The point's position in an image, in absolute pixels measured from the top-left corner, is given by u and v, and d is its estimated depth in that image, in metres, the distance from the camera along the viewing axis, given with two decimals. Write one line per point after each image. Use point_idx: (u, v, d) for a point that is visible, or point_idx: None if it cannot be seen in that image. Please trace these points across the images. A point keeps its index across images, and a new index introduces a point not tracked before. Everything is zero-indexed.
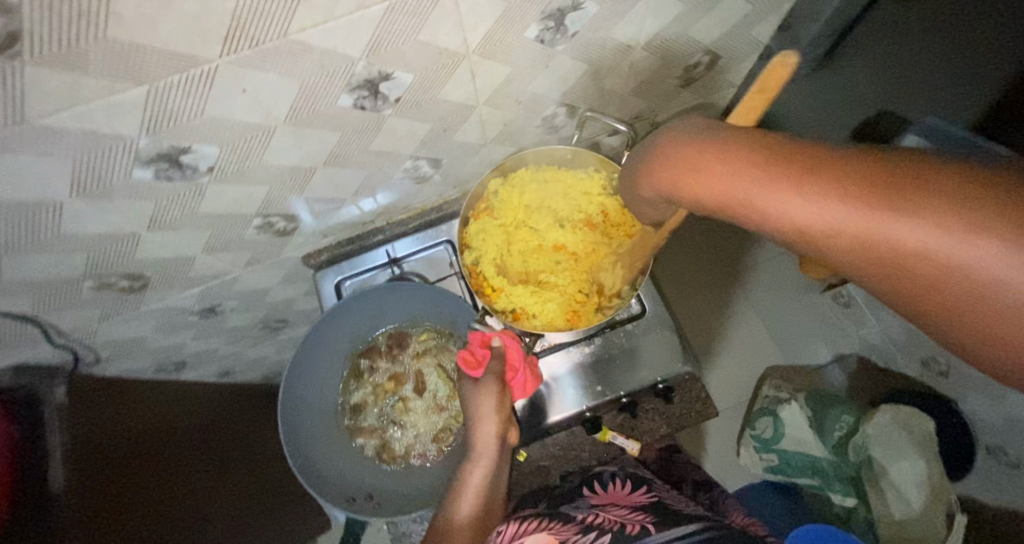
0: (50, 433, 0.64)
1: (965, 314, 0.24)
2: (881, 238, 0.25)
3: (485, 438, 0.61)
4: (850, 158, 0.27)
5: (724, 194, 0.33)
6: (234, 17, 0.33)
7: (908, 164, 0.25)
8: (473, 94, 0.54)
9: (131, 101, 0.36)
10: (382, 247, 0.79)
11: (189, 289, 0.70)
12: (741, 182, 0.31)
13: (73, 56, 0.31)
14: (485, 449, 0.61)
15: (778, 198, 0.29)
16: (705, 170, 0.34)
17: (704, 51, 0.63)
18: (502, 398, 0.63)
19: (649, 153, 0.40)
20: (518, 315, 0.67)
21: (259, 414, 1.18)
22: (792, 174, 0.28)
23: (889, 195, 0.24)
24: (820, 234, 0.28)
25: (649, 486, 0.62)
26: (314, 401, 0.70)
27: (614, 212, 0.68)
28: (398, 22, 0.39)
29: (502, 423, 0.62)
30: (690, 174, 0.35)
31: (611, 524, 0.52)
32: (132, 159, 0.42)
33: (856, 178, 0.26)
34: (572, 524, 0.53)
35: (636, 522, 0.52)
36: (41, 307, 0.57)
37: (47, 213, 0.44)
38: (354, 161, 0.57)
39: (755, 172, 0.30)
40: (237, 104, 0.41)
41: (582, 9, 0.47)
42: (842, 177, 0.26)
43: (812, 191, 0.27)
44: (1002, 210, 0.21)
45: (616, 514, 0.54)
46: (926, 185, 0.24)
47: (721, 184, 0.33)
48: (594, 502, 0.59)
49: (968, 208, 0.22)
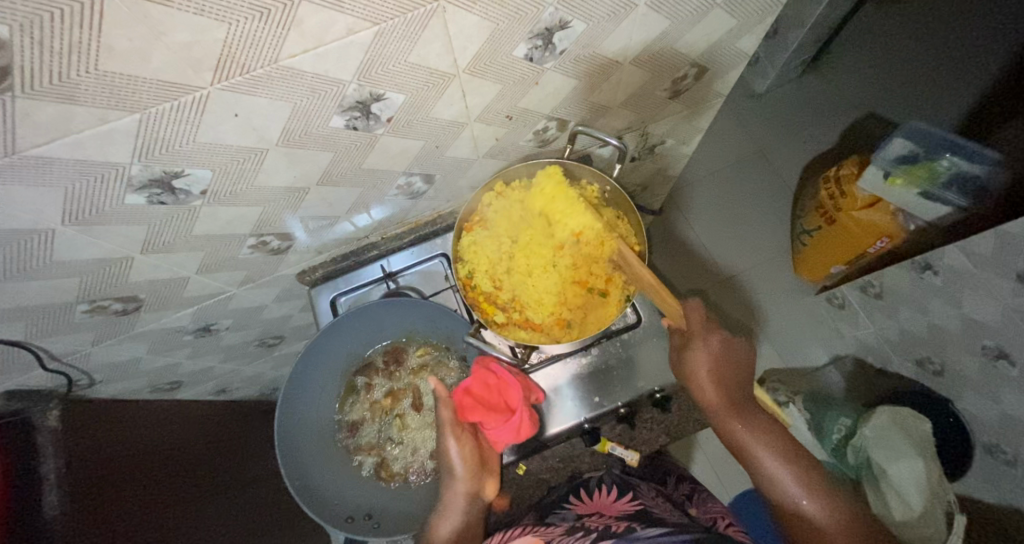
0: (44, 458, 0.65)
1: None
2: (812, 509, 0.57)
3: (451, 488, 0.62)
4: (829, 491, 0.58)
5: (771, 464, 0.60)
6: (225, 45, 0.33)
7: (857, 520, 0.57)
8: (464, 112, 0.54)
9: (122, 130, 0.36)
10: (378, 262, 0.79)
11: (183, 309, 0.70)
12: (785, 466, 0.59)
13: (65, 89, 0.31)
14: (450, 499, 0.62)
15: (803, 486, 0.58)
16: (748, 417, 0.63)
17: (691, 64, 0.64)
18: (469, 446, 0.64)
19: (729, 383, 0.65)
20: (518, 325, 0.68)
21: (256, 433, 1.18)
22: (791, 462, 0.60)
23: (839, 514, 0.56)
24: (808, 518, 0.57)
25: (633, 493, 0.66)
26: (311, 421, 0.70)
27: (611, 222, 0.69)
28: (389, 45, 0.40)
29: (471, 469, 0.63)
30: (755, 429, 0.62)
31: (597, 526, 0.56)
32: (125, 186, 0.42)
33: (835, 504, 0.57)
34: (558, 529, 0.58)
35: (622, 524, 0.56)
36: (33, 332, 0.57)
37: (39, 240, 0.44)
38: (347, 179, 0.57)
39: (794, 464, 0.60)
40: (229, 129, 0.41)
41: (569, 28, 0.47)
42: (831, 501, 0.57)
43: (818, 498, 0.57)
44: None
45: (602, 519, 0.58)
46: (837, 502, 0.57)
47: (770, 453, 0.60)
48: (580, 511, 0.62)
49: None
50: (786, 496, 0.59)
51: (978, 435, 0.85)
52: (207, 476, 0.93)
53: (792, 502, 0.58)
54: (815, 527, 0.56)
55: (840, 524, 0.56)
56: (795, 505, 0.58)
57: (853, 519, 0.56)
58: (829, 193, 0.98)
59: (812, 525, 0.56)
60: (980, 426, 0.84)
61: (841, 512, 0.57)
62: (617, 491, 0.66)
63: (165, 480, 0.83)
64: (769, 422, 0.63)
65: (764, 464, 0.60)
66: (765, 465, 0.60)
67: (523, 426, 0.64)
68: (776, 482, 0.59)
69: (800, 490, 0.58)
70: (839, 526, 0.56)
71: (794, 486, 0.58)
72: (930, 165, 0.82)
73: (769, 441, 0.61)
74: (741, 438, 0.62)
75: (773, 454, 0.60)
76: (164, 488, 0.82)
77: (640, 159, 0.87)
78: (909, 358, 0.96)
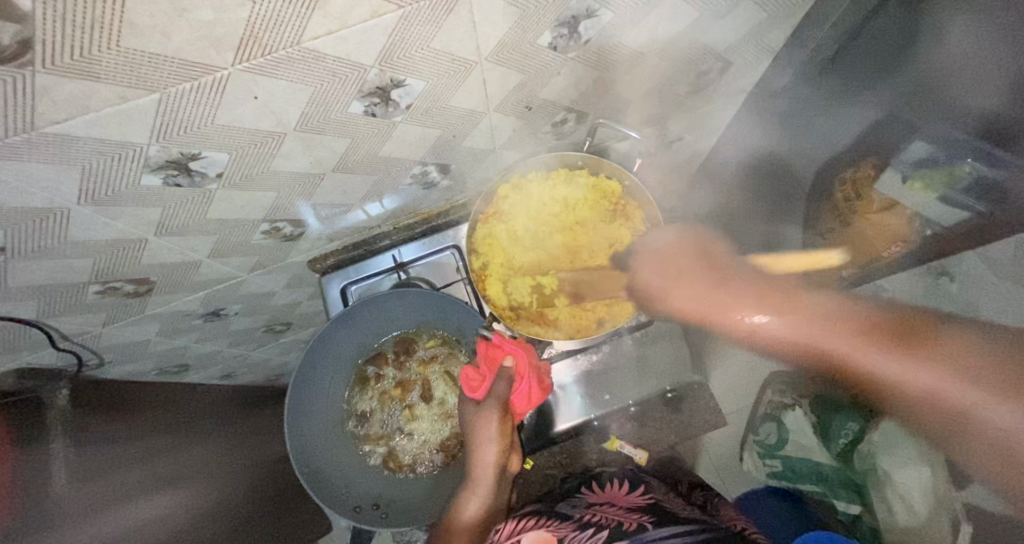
0: (54, 435, 0.65)
1: (956, 424, 0.45)
2: (903, 373, 0.49)
3: (483, 467, 0.59)
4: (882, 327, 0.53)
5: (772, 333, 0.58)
6: (248, 24, 0.33)
7: (913, 333, 0.52)
8: (483, 101, 0.53)
9: (141, 109, 0.36)
10: (389, 252, 0.78)
11: (194, 292, 0.69)
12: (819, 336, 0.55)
13: (87, 65, 0.31)
14: (483, 477, 0.59)
15: (807, 330, 0.56)
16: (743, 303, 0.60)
17: (716, 58, 0.63)
18: (503, 427, 0.60)
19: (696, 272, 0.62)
20: (533, 320, 0.67)
21: (261, 419, 1.18)
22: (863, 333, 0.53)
23: (890, 357, 0.50)
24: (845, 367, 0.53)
25: (646, 486, 0.65)
26: (320, 408, 0.70)
27: (628, 216, 0.69)
28: (412, 28, 0.39)
29: (503, 449, 0.60)
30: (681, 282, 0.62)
31: (609, 522, 0.55)
32: (142, 167, 0.42)
33: (897, 345, 0.51)
34: (570, 521, 0.57)
35: (634, 521, 0.55)
36: (45, 310, 0.57)
37: (54, 219, 0.43)
38: (362, 167, 0.57)
39: (814, 329, 0.56)
40: (248, 111, 0.41)
41: (596, 16, 0.46)
42: (885, 348, 0.51)
43: (820, 334, 0.56)
44: (961, 368, 0.47)
45: (614, 513, 0.58)
46: (879, 341, 0.52)
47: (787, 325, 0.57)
48: (592, 501, 0.62)
49: (961, 373, 0.46)
50: (853, 365, 0.52)
51: None
52: (213, 461, 0.94)
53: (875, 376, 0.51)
54: (937, 396, 0.47)
55: (952, 375, 0.46)
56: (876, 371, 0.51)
57: (966, 362, 0.47)
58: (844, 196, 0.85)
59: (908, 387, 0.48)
60: None
61: (885, 348, 0.51)
62: (629, 485, 0.65)
63: (171, 462, 0.83)
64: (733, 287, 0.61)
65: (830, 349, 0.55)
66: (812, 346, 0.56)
67: (535, 394, 0.64)
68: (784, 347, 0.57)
69: (817, 338, 0.55)
70: (950, 377, 0.46)
71: (866, 355, 0.52)
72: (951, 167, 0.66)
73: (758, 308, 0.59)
74: (734, 319, 0.60)
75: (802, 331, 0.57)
76: (170, 471, 0.82)
77: (657, 154, 0.86)
78: None
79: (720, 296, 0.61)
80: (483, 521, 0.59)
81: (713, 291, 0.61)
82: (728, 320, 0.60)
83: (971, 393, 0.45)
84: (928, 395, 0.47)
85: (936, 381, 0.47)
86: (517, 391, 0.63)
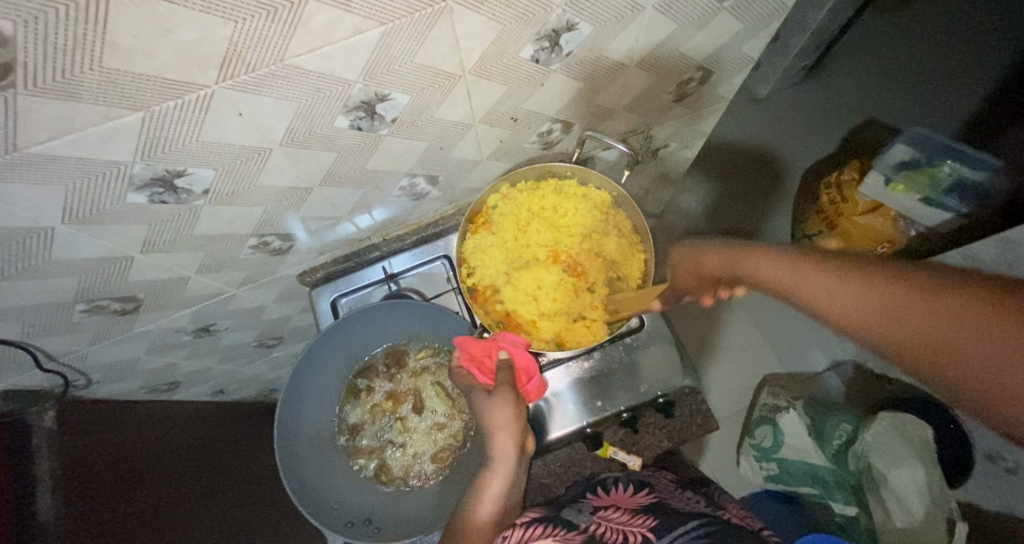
0: (39, 458, 0.65)
1: (977, 383, 0.30)
2: (925, 324, 0.33)
3: (503, 442, 0.58)
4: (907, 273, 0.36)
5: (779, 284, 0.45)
6: (231, 43, 0.33)
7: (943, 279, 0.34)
8: (469, 113, 0.54)
9: (125, 129, 0.36)
10: (380, 263, 0.78)
11: (182, 309, 0.69)
12: (812, 284, 0.41)
13: (69, 86, 0.31)
14: (504, 453, 0.58)
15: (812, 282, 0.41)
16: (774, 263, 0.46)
17: (696, 67, 0.64)
18: (518, 405, 0.61)
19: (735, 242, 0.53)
20: (511, 325, 0.68)
21: (251, 435, 1.17)
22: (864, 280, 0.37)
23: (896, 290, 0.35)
24: (842, 311, 0.38)
25: (651, 488, 0.64)
26: (310, 422, 0.69)
27: (621, 230, 0.69)
28: (395, 45, 0.39)
29: (519, 430, 0.59)
30: (741, 258, 0.51)
31: (616, 533, 0.53)
32: (127, 185, 0.42)
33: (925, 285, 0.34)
34: (577, 532, 0.54)
35: (638, 531, 0.53)
36: (31, 331, 0.56)
37: (38, 239, 0.43)
38: (349, 180, 0.57)
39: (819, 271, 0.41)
40: (232, 127, 0.41)
41: (576, 30, 0.47)
42: (898, 281, 0.36)
43: (839, 278, 0.39)
44: (989, 307, 0.30)
45: (619, 521, 0.55)
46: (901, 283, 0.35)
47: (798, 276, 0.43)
48: (597, 505, 0.61)
49: (970, 313, 0.31)
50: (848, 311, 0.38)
51: None
52: (206, 478, 0.93)
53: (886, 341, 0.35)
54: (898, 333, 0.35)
55: (987, 312, 0.30)
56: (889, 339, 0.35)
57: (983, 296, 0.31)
58: (830, 198, 0.97)
59: (939, 348, 0.32)
60: None
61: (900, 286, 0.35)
62: (635, 488, 0.64)
63: (162, 481, 0.82)
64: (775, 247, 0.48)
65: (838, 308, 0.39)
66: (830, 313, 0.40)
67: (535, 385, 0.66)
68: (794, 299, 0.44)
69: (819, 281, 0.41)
70: (925, 301, 0.33)
71: (836, 287, 0.39)
72: (933, 172, 0.86)
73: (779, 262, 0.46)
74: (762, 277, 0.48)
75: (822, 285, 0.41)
76: (162, 491, 0.82)
77: (643, 162, 0.87)
78: None
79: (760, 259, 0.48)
80: (499, 515, 0.55)
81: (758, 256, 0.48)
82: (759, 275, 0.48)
83: (969, 338, 0.31)
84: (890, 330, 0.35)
85: (970, 333, 0.31)
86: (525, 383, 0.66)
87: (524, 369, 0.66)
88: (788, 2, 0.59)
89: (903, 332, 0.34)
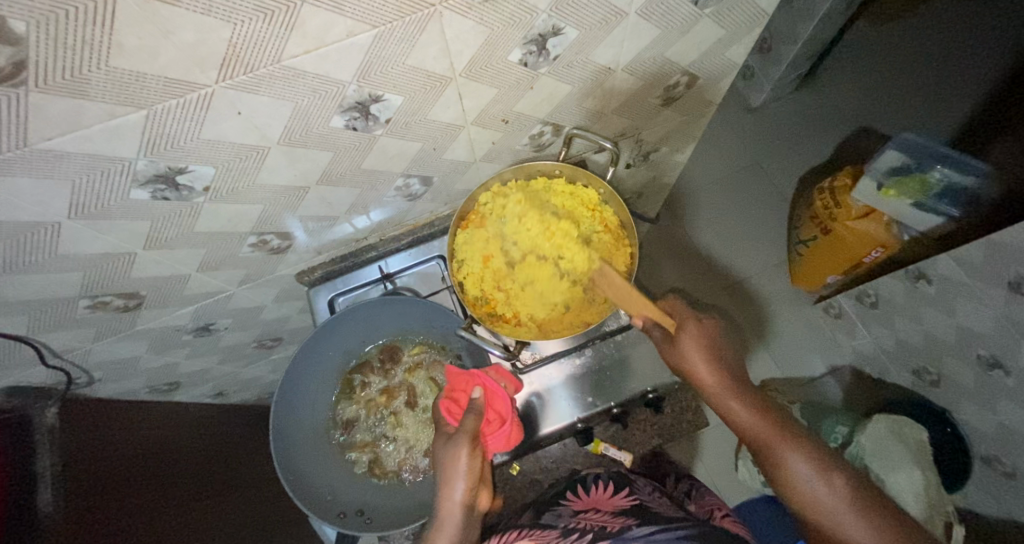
0: (40, 453, 0.66)
1: None
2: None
3: (450, 502, 0.57)
4: (868, 499, 0.49)
5: (760, 440, 0.56)
6: (230, 44, 0.35)
7: (890, 513, 0.48)
8: (461, 115, 0.56)
9: (128, 126, 0.38)
10: (377, 263, 0.80)
11: (183, 307, 0.70)
12: (797, 465, 0.52)
13: (75, 84, 0.33)
14: (449, 516, 0.56)
15: (797, 460, 0.53)
16: (765, 423, 0.56)
17: (682, 72, 0.66)
18: (475, 459, 0.59)
19: (711, 350, 0.61)
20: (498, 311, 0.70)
21: (250, 438, 1.18)
22: (837, 484, 0.50)
23: (860, 505, 0.49)
24: (810, 497, 0.51)
25: (631, 488, 0.65)
26: (306, 417, 0.71)
27: (610, 224, 0.71)
28: (387, 47, 0.41)
29: (471, 487, 0.58)
30: (725, 386, 0.59)
31: (593, 526, 0.55)
32: (131, 181, 0.44)
33: (882, 517, 0.48)
34: (553, 530, 0.56)
35: (617, 523, 0.54)
36: (36, 326, 0.58)
37: (45, 233, 0.45)
38: (345, 179, 0.59)
39: (805, 455, 0.53)
40: (232, 126, 0.43)
41: (563, 34, 0.49)
42: (860, 500, 0.49)
43: (820, 474, 0.51)
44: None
45: (598, 518, 0.57)
46: (869, 505, 0.49)
47: (787, 451, 0.54)
48: (576, 509, 0.61)
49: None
50: (819, 503, 0.50)
51: (977, 446, 0.89)
52: (206, 480, 0.94)
53: None
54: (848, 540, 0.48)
55: None
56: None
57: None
58: (823, 204, 1.00)
59: None
60: (978, 436, 0.89)
61: (864, 504, 0.49)
62: (614, 488, 0.65)
63: (160, 481, 0.83)
64: (764, 403, 0.58)
65: (835, 519, 0.49)
66: (821, 511, 0.50)
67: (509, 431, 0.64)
68: (767, 457, 0.55)
69: (805, 466, 0.52)
70: (883, 531, 0.47)
71: (818, 481, 0.51)
72: (924, 177, 0.84)
73: (767, 423, 0.56)
74: (740, 419, 0.58)
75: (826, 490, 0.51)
76: (161, 491, 0.82)
77: (634, 165, 0.89)
78: (906, 369, 1.01)
79: (746, 404, 0.58)
80: None
81: (743, 400, 0.58)
82: (739, 417, 0.57)
83: None
84: (842, 534, 0.49)
85: None
86: (494, 435, 0.63)
87: (494, 409, 0.64)
88: (767, 10, 0.61)
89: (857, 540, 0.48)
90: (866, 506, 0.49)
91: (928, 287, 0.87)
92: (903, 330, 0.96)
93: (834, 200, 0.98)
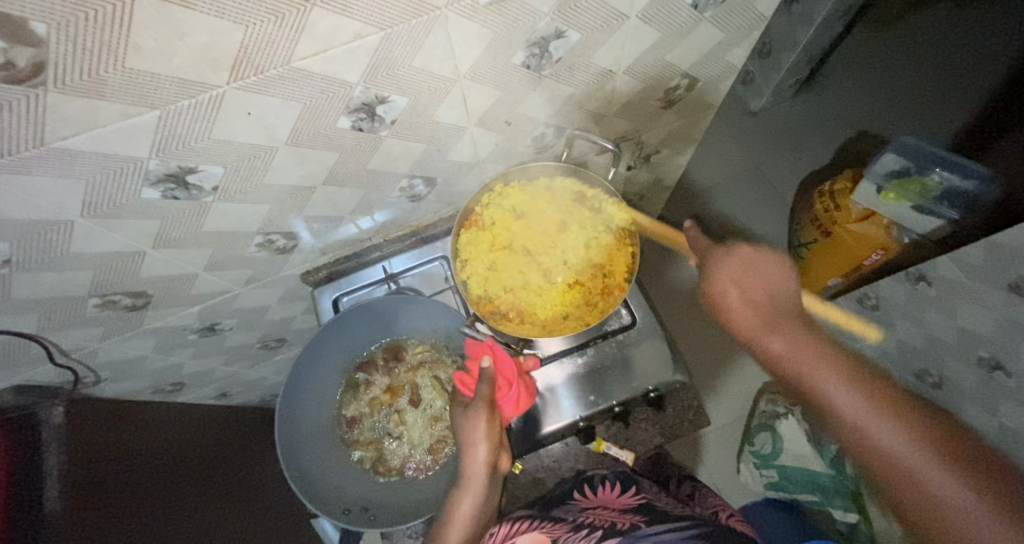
0: (48, 453, 0.65)
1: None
2: (943, 488, 0.37)
3: (474, 463, 0.60)
4: (939, 436, 0.39)
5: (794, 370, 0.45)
6: (241, 46, 0.36)
7: (965, 447, 0.38)
8: (465, 116, 0.57)
9: (142, 126, 0.39)
10: (380, 263, 0.80)
11: (189, 306, 0.71)
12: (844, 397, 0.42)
13: (92, 84, 0.34)
14: (476, 477, 0.60)
15: (839, 388, 0.43)
16: (801, 347, 0.46)
17: (682, 75, 0.67)
18: (493, 424, 0.61)
19: (744, 271, 0.50)
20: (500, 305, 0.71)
21: (253, 439, 1.18)
22: (895, 416, 0.40)
23: (921, 437, 0.39)
24: (858, 433, 0.41)
25: (637, 488, 0.65)
26: (310, 415, 0.72)
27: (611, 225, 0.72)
28: (395, 49, 0.42)
29: (493, 449, 0.60)
30: (758, 312, 0.48)
31: (603, 521, 0.56)
32: (142, 181, 0.45)
33: (953, 454, 0.38)
34: (564, 523, 0.57)
35: (627, 520, 0.55)
36: (46, 324, 0.59)
37: (59, 232, 0.46)
38: (351, 180, 0.60)
39: (853, 383, 0.43)
40: (242, 127, 0.44)
41: (565, 37, 0.50)
42: (918, 432, 0.39)
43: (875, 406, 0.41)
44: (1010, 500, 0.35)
45: (607, 514, 0.57)
46: (934, 439, 0.39)
47: (834, 382, 0.43)
48: (585, 506, 0.62)
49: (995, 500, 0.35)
50: (867, 440, 0.41)
51: None
52: (210, 481, 0.94)
53: (922, 497, 0.38)
54: (913, 477, 0.38)
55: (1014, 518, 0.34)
56: (910, 499, 0.38)
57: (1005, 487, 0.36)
58: (824, 206, 1.00)
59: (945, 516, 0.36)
60: None
61: (928, 436, 0.39)
62: (621, 487, 0.66)
63: (164, 481, 0.84)
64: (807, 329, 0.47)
65: (897, 460, 0.39)
66: (875, 450, 0.40)
67: (522, 399, 0.65)
68: (807, 392, 0.45)
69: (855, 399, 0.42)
70: (948, 469, 0.37)
71: (872, 415, 0.41)
72: (923, 181, 0.85)
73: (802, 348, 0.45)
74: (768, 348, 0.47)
75: (881, 423, 0.40)
76: (166, 491, 0.83)
77: (635, 167, 0.90)
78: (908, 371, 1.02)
79: (783, 328, 0.47)
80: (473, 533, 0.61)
81: (776, 323, 0.47)
82: (771, 349, 0.47)
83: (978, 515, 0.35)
84: (903, 474, 0.39)
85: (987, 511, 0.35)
86: (505, 397, 0.64)
87: (506, 375, 0.64)
88: (766, 14, 0.62)
89: (918, 478, 0.38)
90: (926, 439, 0.39)
91: (929, 289, 0.87)
92: (904, 332, 0.98)
93: (835, 203, 0.98)
